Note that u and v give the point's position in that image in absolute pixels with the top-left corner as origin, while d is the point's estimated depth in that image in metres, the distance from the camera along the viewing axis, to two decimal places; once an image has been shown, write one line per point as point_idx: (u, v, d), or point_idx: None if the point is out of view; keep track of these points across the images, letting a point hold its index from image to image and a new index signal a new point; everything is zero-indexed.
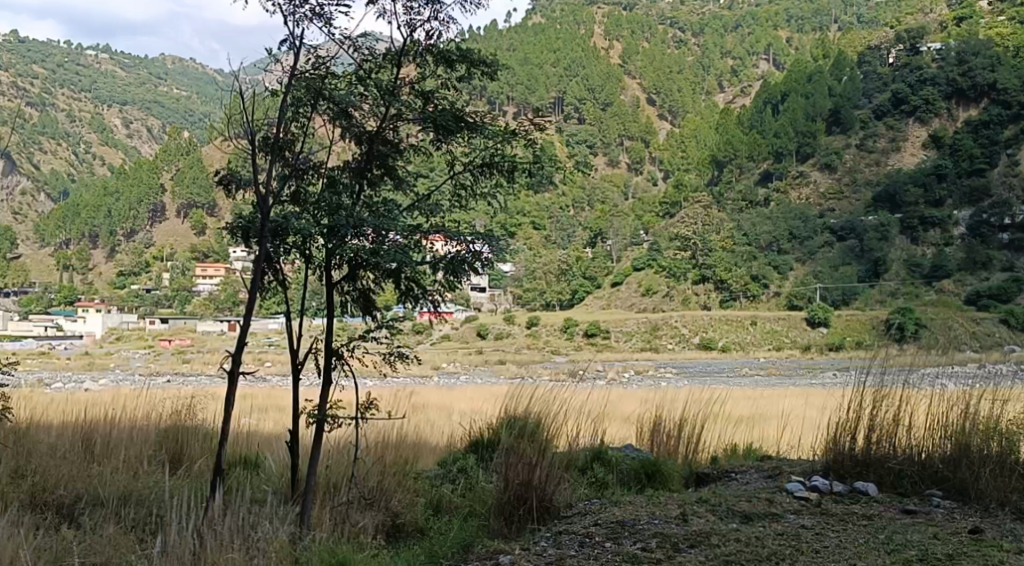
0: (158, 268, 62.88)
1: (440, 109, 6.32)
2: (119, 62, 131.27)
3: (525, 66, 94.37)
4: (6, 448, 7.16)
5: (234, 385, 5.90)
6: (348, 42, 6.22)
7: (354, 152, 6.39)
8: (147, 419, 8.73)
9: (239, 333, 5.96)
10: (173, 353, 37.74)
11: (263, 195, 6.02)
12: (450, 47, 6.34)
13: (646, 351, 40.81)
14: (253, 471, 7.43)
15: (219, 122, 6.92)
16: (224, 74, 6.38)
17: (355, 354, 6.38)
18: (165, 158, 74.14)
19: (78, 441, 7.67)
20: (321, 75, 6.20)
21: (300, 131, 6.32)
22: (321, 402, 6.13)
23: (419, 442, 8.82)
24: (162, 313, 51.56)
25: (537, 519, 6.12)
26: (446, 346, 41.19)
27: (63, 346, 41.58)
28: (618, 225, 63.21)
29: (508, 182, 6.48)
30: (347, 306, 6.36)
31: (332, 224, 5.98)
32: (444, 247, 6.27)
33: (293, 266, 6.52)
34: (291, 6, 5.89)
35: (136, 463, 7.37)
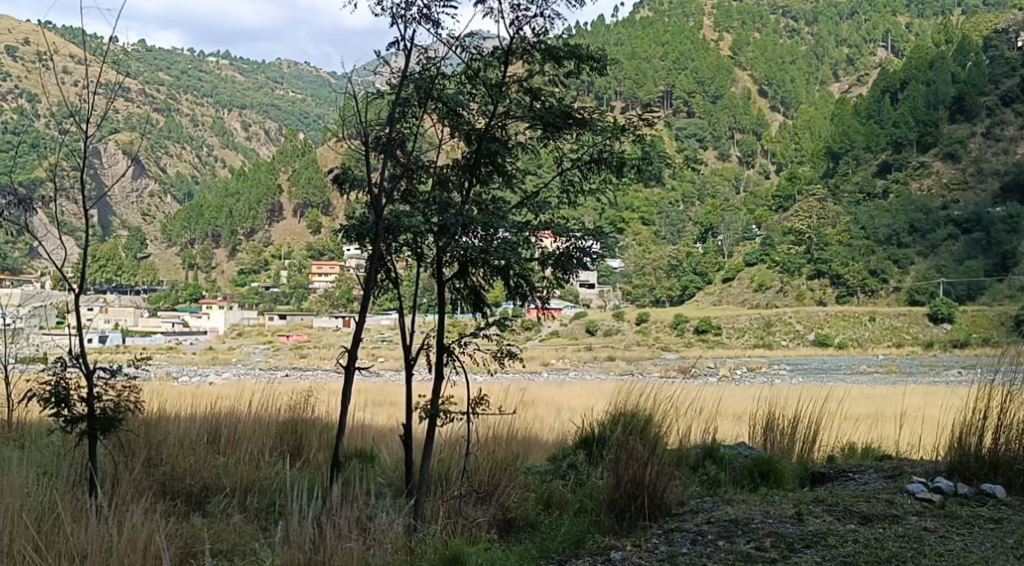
0: (277, 266, 64.84)
1: (549, 106, 6.37)
2: (238, 68, 135.87)
3: (633, 61, 93.88)
4: (137, 438, 7.50)
5: (350, 381, 6.07)
6: (457, 42, 6.30)
7: (465, 150, 6.45)
8: (266, 412, 9.03)
9: (354, 332, 6.10)
10: (292, 348, 38.93)
11: (375, 195, 6.16)
12: (557, 43, 6.34)
13: (759, 348, 40.16)
14: (370, 463, 7.63)
15: (333, 124, 7.11)
16: (338, 78, 6.56)
17: (466, 351, 6.46)
18: (282, 159, 76.29)
19: (205, 433, 7.99)
20: (430, 75, 6.32)
21: (411, 132, 6.42)
22: (433, 398, 6.23)
23: (531, 437, 8.89)
24: (281, 309, 53.17)
25: (648, 517, 6.08)
26: (555, 342, 41.36)
27: (189, 341, 43.30)
28: (729, 219, 62.36)
29: (617, 178, 6.48)
30: (457, 304, 6.46)
31: (443, 223, 6.06)
32: (553, 244, 6.35)
33: (406, 264, 6.68)
34: (400, 8, 6.00)
35: (260, 456, 7.65)
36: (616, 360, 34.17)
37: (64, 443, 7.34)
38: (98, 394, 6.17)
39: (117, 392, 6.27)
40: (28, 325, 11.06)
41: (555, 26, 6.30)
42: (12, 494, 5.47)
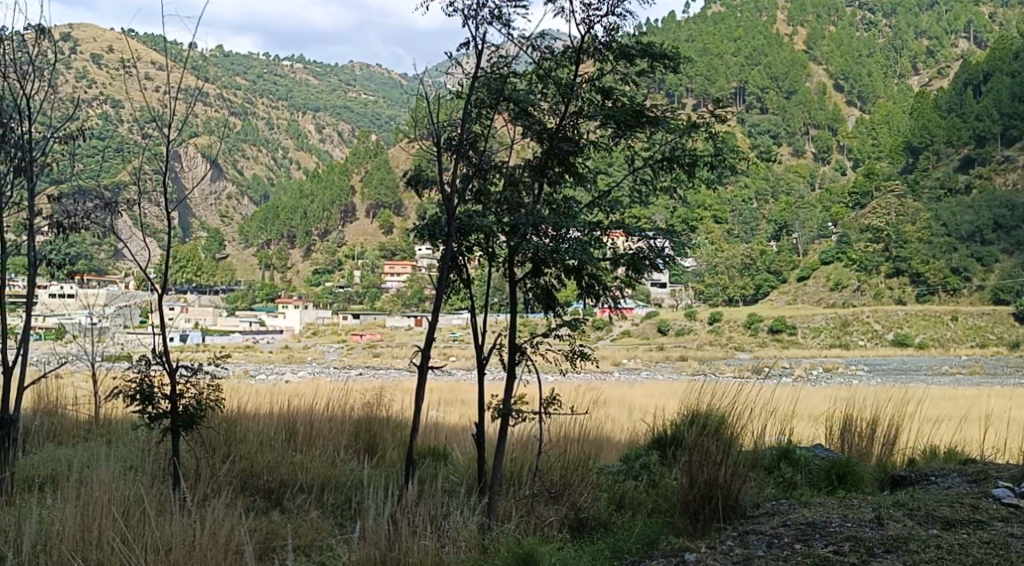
0: (350, 266, 65.63)
1: (621, 106, 6.35)
2: (311, 70, 137.68)
3: (705, 57, 92.98)
4: (218, 435, 7.66)
5: (423, 380, 6.13)
6: (528, 42, 6.26)
7: (538, 150, 6.42)
8: (341, 410, 9.15)
9: (426, 332, 6.16)
10: (365, 347, 39.35)
11: (448, 196, 6.20)
12: (629, 42, 6.32)
13: (835, 348, 39.44)
14: (443, 462, 7.69)
15: (405, 125, 7.18)
16: (410, 79, 6.60)
17: (538, 351, 6.46)
18: (355, 161, 77.16)
19: (283, 430, 8.13)
20: (503, 76, 6.31)
21: (483, 132, 6.43)
22: (506, 397, 6.25)
23: (603, 437, 8.86)
24: (354, 309, 53.79)
25: (723, 518, 6.04)
26: (626, 342, 41.15)
27: (265, 340, 44.01)
28: (804, 217, 61.34)
29: (689, 176, 6.45)
30: (529, 303, 6.48)
31: (513, 223, 6.08)
32: (625, 243, 6.35)
33: (477, 264, 6.71)
34: (471, 9, 6.04)
35: (336, 453, 7.76)
36: (688, 360, 33.84)
37: (146, 439, 7.53)
38: (180, 392, 6.33)
39: (198, 390, 6.42)
40: (113, 324, 11.36)
41: (627, 23, 6.28)
42: (100, 487, 5.61)
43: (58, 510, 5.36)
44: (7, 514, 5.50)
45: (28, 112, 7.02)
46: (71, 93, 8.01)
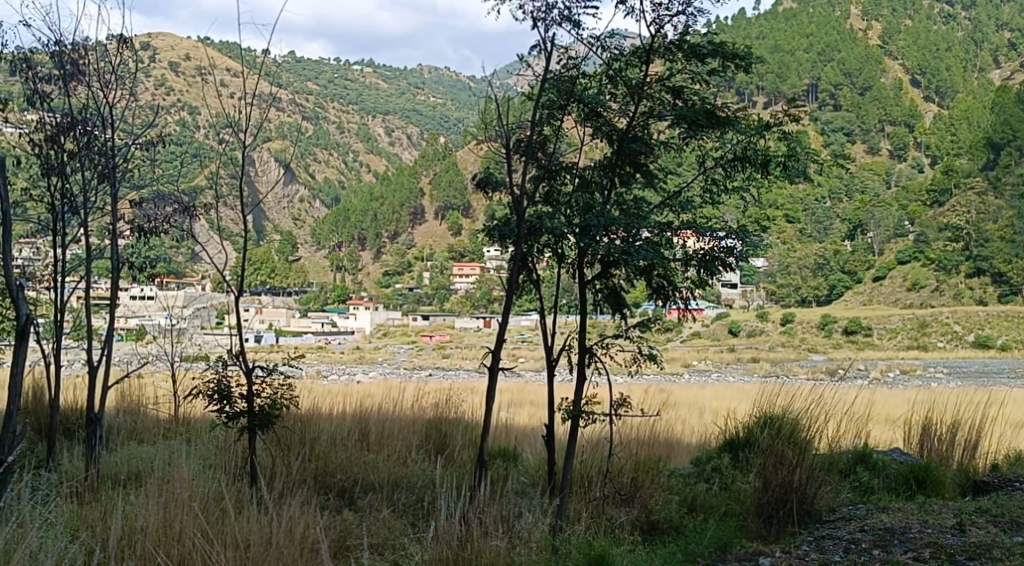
0: (419, 267, 66.16)
1: (693, 105, 6.29)
2: (381, 74, 139.11)
3: (777, 55, 91.77)
4: (293, 433, 7.81)
5: (494, 381, 6.15)
6: (597, 42, 6.25)
7: (608, 151, 6.41)
8: (412, 411, 9.25)
9: (497, 333, 6.19)
10: (435, 348, 39.60)
11: (518, 196, 6.22)
12: (699, 40, 6.27)
13: (913, 349, 38.62)
14: (513, 463, 7.72)
15: (475, 126, 7.20)
16: (481, 80, 6.63)
17: (607, 353, 6.43)
18: (424, 163, 77.73)
19: (355, 430, 8.24)
20: (572, 76, 6.30)
21: (553, 134, 6.43)
22: (576, 399, 6.23)
23: (673, 440, 8.80)
24: (424, 310, 54.25)
25: (798, 522, 5.97)
26: (697, 343, 40.81)
27: (337, 341, 44.59)
28: (880, 215, 60.11)
29: (762, 175, 6.38)
30: (598, 305, 6.46)
31: (584, 224, 6.06)
32: (695, 243, 6.29)
33: (546, 265, 6.71)
34: (541, 12, 6.04)
35: (408, 453, 7.85)
36: (760, 362, 33.42)
37: (223, 437, 7.70)
38: (256, 392, 6.46)
39: (273, 389, 6.55)
40: (192, 324, 11.59)
41: (698, 22, 6.24)
42: (181, 484, 5.74)
43: (139, 505, 5.50)
44: (92, 508, 5.66)
45: (111, 119, 7.22)
46: (151, 100, 8.21)
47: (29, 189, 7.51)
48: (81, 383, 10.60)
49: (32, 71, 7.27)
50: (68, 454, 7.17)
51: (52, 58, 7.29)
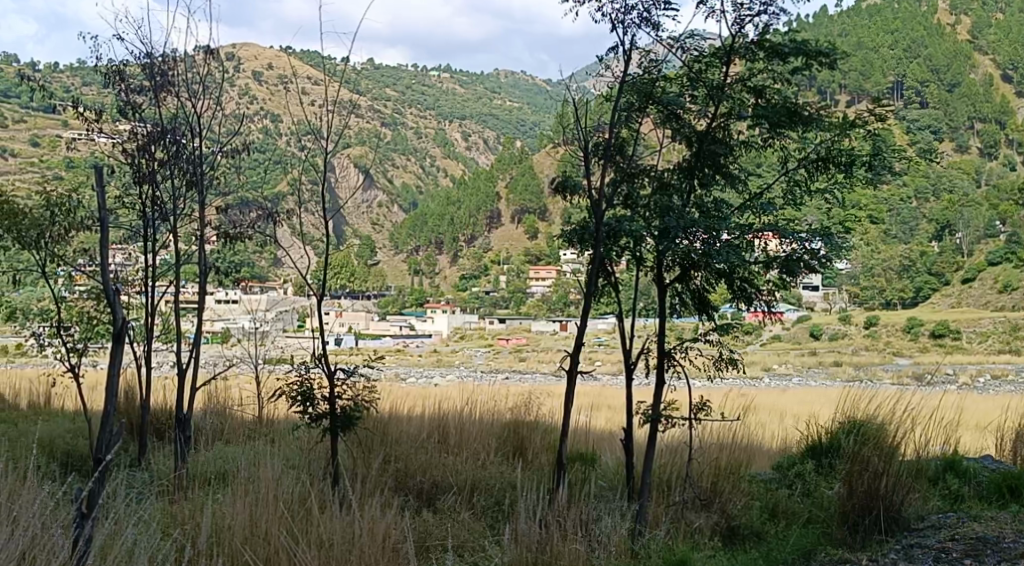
0: (496, 271, 66.37)
1: (774, 104, 6.21)
2: (459, 78, 140.09)
3: (860, 52, 89.92)
4: (374, 434, 7.93)
5: (572, 385, 6.16)
6: (676, 43, 6.24)
7: (686, 154, 6.36)
8: (491, 414, 9.31)
9: (575, 337, 6.19)
10: (512, 351, 39.70)
11: (596, 201, 6.22)
12: (781, 38, 6.20)
13: (1004, 354, 37.47)
14: (592, 465, 7.71)
15: (552, 128, 7.23)
16: (559, 82, 6.66)
17: (686, 356, 6.38)
18: (500, 168, 78.04)
19: (435, 432, 8.33)
20: (652, 79, 6.30)
21: (632, 136, 6.43)
22: (655, 402, 6.19)
23: (755, 444, 8.67)
24: (501, 314, 54.45)
25: (885, 530, 5.88)
26: (778, 347, 40.22)
27: (415, 344, 45.00)
28: (969, 214, 58.44)
29: (847, 176, 6.27)
30: (678, 307, 6.41)
31: (663, 226, 6.03)
32: (777, 245, 6.20)
33: (625, 268, 6.69)
34: (620, 14, 6.04)
35: (487, 455, 7.91)
36: (843, 366, 32.77)
37: (306, 438, 7.84)
38: (338, 393, 6.57)
39: (354, 391, 6.64)
40: (274, 327, 11.85)
41: (779, 20, 6.16)
42: (266, 483, 5.85)
43: (227, 503, 5.63)
44: (183, 506, 5.80)
45: (199, 128, 7.45)
46: (237, 109, 8.43)
47: (123, 196, 7.78)
48: (170, 383, 10.96)
49: (124, 83, 7.53)
50: (159, 454, 7.37)
51: (145, 69, 7.54)
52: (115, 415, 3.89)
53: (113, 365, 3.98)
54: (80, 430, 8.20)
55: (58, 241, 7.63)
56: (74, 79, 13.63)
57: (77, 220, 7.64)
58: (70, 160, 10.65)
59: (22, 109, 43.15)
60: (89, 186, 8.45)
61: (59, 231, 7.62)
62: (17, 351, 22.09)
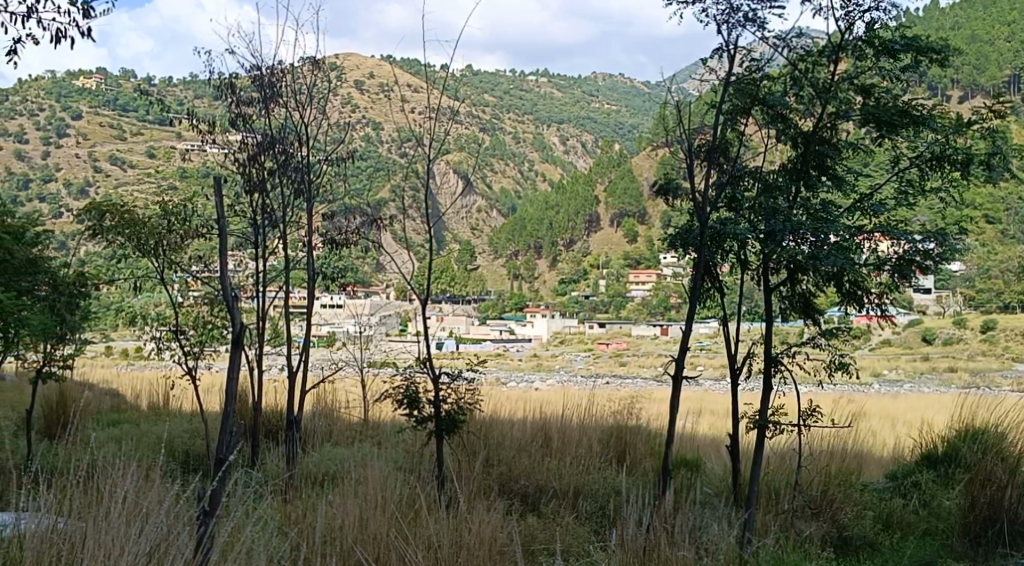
0: (596, 275, 65.99)
1: (883, 104, 6.05)
2: (557, 82, 139.78)
3: (975, 45, 86.19)
4: (477, 438, 8.00)
5: (678, 390, 6.09)
6: (782, 42, 6.08)
7: (791, 154, 6.23)
8: (592, 418, 9.30)
9: (680, 341, 6.13)
10: (612, 356, 39.44)
11: (700, 206, 6.15)
12: (889, 34, 6.04)
13: None
14: (697, 472, 7.63)
15: (654, 128, 7.16)
16: (661, 82, 6.60)
17: (794, 360, 6.24)
18: (599, 170, 77.54)
19: (537, 436, 8.36)
20: (754, 79, 6.18)
21: (737, 138, 6.32)
22: (762, 407, 6.05)
23: (865, 449, 8.45)
24: (601, 318, 54.16)
25: (1010, 543, 6.05)
26: (888, 352, 38.93)
27: (515, 348, 45.07)
28: None
29: (963, 175, 6.06)
30: (785, 310, 6.30)
31: (769, 229, 5.89)
32: (887, 247, 6.01)
33: (729, 271, 6.58)
34: (724, 13, 5.95)
35: (589, 460, 7.90)
36: (959, 372, 31.51)
37: (411, 441, 7.94)
38: (442, 396, 6.64)
39: (458, 394, 6.68)
40: (377, 330, 12.03)
41: (889, 15, 6.00)
42: (374, 484, 5.92)
43: (338, 503, 5.72)
44: (295, 507, 5.93)
45: (305, 137, 7.60)
46: (342, 116, 8.57)
47: (234, 204, 8.01)
48: (280, 386, 11.24)
49: (234, 95, 7.71)
50: (270, 456, 7.57)
51: (254, 81, 7.75)
52: (235, 418, 3.99)
53: (232, 369, 4.08)
54: (195, 431, 8.47)
55: (176, 249, 7.95)
56: (186, 92, 14.04)
57: (193, 229, 7.94)
58: (183, 171, 10.98)
59: (137, 122, 44.91)
60: (203, 195, 8.74)
61: (176, 239, 7.94)
62: (135, 353, 22.94)
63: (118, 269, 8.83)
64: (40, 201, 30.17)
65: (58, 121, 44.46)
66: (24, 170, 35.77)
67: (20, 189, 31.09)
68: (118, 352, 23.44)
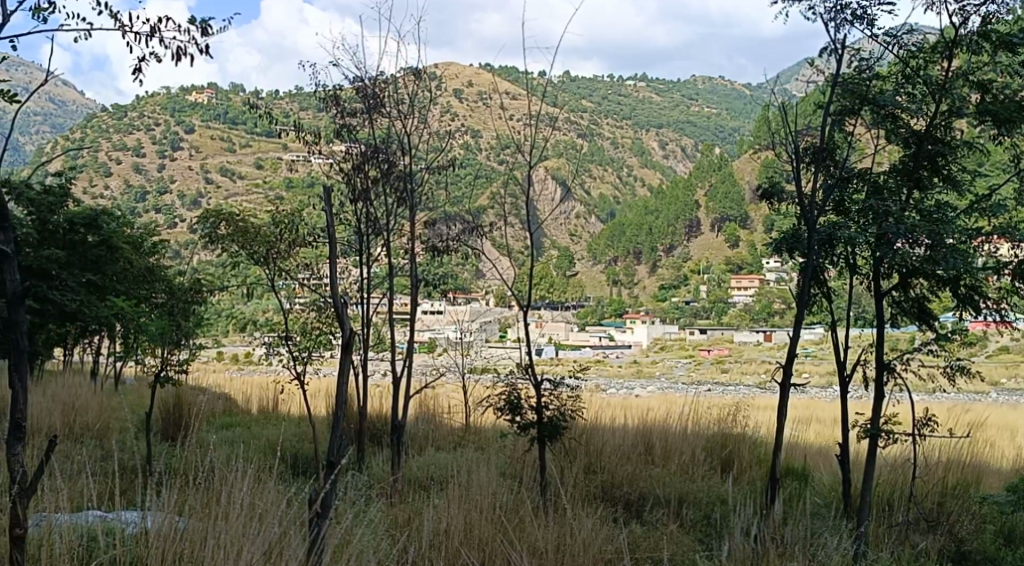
0: (696, 281, 65.14)
1: (1000, 100, 5.84)
2: (656, 86, 138.46)
3: None
4: (580, 444, 8.01)
5: (786, 396, 5.96)
6: (892, 40, 5.93)
7: (903, 155, 6.05)
8: (695, 425, 9.20)
9: (787, 347, 5.98)
10: (714, 363, 38.94)
11: (807, 208, 6.00)
12: (1007, 27, 5.81)
13: None
14: (806, 481, 7.48)
15: (757, 131, 7.03)
16: (762, 84, 6.48)
17: (908, 368, 6.03)
18: (698, 176, 75.36)
19: (640, 443, 8.32)
20: (863, 78, 6.00)
21: (846, 140, 6.17)
22: (874, 416, 5.86)
23: (982, 460, 8.13)
24: (701, 325, 53.48)
25: None
26: (1006, 359, 37.33)
27: (615, 355, 44.88)
28: None
29: None
30: (899, 316, 6.09)
31: (880, 233, 5.70)
32: (1008, 251, 5.78)
33: (837, 277, 6.42)
34: (831, 12, 5.83)
35: (693, 468, 7.81)
36: None
37: (512, 447, 7.95)
38: (545, 403, 6.63)
39: (561, 400, 6.66)
40: (478, 338, 12.12)
41: (1006, 9, 5.78)
42: (479, 490, 5.93)
43: (444, 507, 5.74)
44: (401, 512, 6.00)
45: (407, 146, 7.71)
46: (445, 124, 8.64)
47: (339, 213, 8.17)
48: (384, 391, 11.41)
49: (339, 107, 7.90)
50: (376, 460, 7.68)
51: (359, 92, 7.91)
52: (344, 424, 4.04)
53: (342, 375, 4.12)
54: (304, 435, 8.68)
55: (284, 257, 8.16)
56: (293, 104, 14.40)
57: (301, 237, 8.14)
58: (289, 181, 11.27)
59: (246, 135, 46.29)
60: (310, 205, 8.96)
61: (285, 247, 8.15)
62: (244, 359, 23.59)
63: (229, 275, 9.08)
64: (157, 212, 31.38)
65: (172, 136, 46.22)
66: (142, 182, 37.27)
67: (138, 201, 32.36)
68: (229, 357, 24.13)
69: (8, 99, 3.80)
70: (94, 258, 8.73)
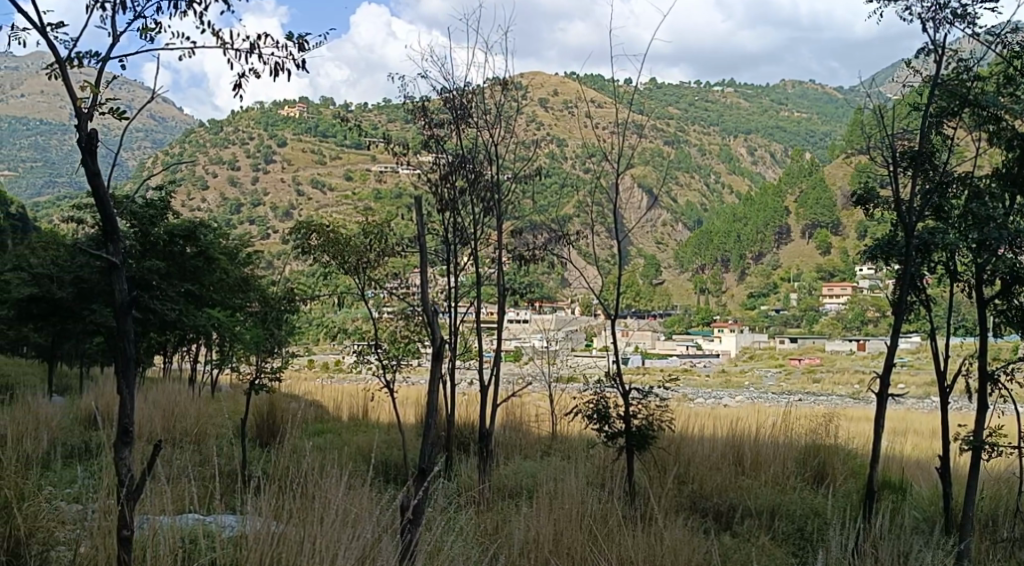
0: (786, 289, 64.03)
1: None
2: (745, 91, 136.55)
3: None
4: (668, 454, 7.95)
5: (884, 407, 5.81)
6: (995, 38, 5.67)
7: (1007, 157, 5.78)
8: (786, 435, 9.05)
9: (885, 356, 5.81)
10: (805, 372, 38.21)
11: (904, 212, 5.85)
12: None
13: None
14: (902, 495, 7.28)
15: (850, 135, 6.89)
16: (856, 88, 6.40)
17: (1012, 379, 5.79)
18: (788, 181, 74.48)
19: (730, 453, 8.22)
20: (962, 79, 5.82)
21: (945, 144, 6.01)
22: (978, 428, 5.64)
23: None
24: (792, 334, 52.55)
25: None
26: None
27: (703, 363, 44.42)
28: None
29: None
30: (1003, 325, 5.86)
31: (981, 237, 5.49)
32: None
33: (935, 285, 6.23)
34: (931, 11, 5.68)
35: (785, 479, 7.68)
36: None
37: (601, 456, 7.92)
38: (634, 412, 6.58)
39: (650, 410, 6.61)
40: (564, 346, 12.12)
41: None
42: (569, 499, 5.91)
43: (533, 516, 5.74)
44: (490, 520, 6.02)
45: (492, 156, 7.74)
46: (531, 134, 8.67)
47: (427, 223, 8.24)
48: (470, 400, 11.49)
49: (427, 117, 7.96)
50: (464, 467, 7.72)
51: (446, 102, 7.97)
52: (435, 432, 4.06)
53: (432, 383, 4.14)
54: (394, 442, 8.79)
55: (374, 266, 8.29)
56: (381, 116, 14.61)
57: (391, 246, 8.27)
58: (377, 193, 11.46)
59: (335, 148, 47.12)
60: (398, 216, 9.09)
61: (374, 257, 8.28)
62: (334, 365, 23.97)
63: (320, 285, 9.24)
64: (251, 223, 32.12)
65: (265, 149, 47.28)
66: (237, 195, 38.29)
67: (233, 212, 33.20)
68: (320, 365, 24.59)
69: (117, 116, 3.93)
70: (192, 269, 8.85)
